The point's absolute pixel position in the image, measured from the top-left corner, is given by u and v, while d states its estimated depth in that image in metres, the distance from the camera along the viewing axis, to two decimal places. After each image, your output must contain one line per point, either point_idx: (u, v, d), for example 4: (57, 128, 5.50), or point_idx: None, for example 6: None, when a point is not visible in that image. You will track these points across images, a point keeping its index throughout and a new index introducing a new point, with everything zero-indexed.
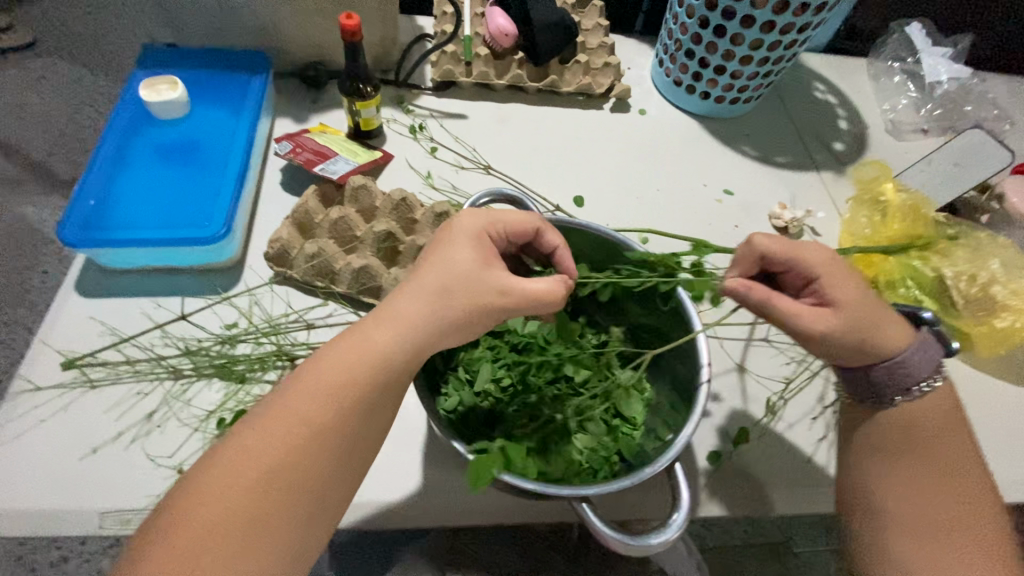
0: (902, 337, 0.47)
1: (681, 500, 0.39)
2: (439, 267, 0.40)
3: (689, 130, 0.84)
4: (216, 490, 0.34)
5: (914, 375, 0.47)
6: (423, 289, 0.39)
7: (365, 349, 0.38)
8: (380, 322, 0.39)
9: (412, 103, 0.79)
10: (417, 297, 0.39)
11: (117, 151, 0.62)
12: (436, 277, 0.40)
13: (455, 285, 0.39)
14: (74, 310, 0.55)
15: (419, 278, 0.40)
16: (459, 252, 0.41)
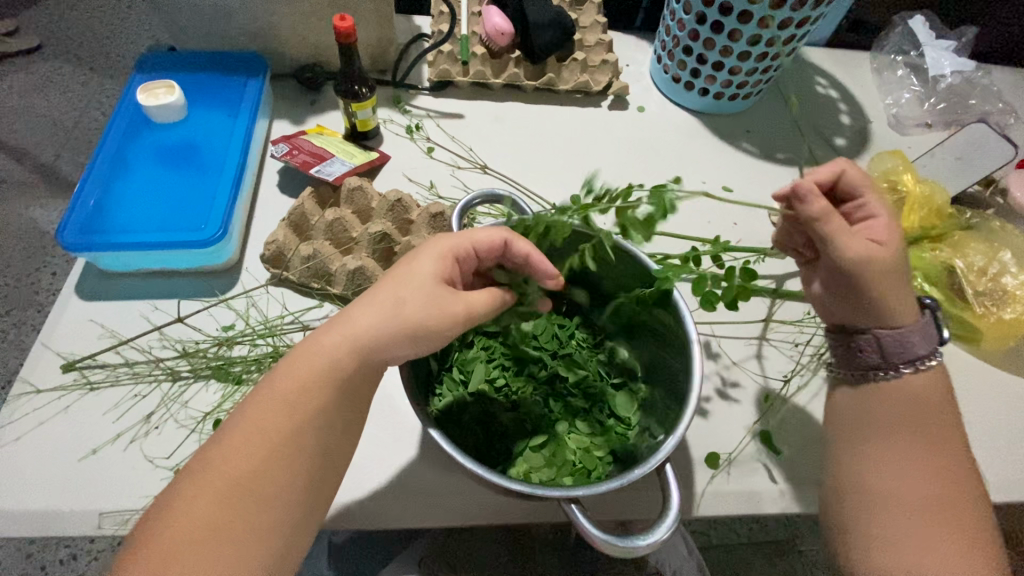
0: (910, 310, 0.46)
1: (671, 501, 0.39)
2: (399, 281, 0.40)
3: (688, 127, 0.84)
4: (194, 497, 0.35)
5: (916, 347, 0.46)
6: (380, 303, 0.39)
7: (321, 357, 0.39)
8: (334, 330, 0.39)
9: (408, 104, 0.79)
10: (376, 307, 0.39)
11: (116, 155, 0.62)
12: (393, 291, 0.40)
13: (411, 300, 0.39)
14: (75, 313, 0.56)
15: (378, 291, 0.40)
16: (419, 268, 0.41)
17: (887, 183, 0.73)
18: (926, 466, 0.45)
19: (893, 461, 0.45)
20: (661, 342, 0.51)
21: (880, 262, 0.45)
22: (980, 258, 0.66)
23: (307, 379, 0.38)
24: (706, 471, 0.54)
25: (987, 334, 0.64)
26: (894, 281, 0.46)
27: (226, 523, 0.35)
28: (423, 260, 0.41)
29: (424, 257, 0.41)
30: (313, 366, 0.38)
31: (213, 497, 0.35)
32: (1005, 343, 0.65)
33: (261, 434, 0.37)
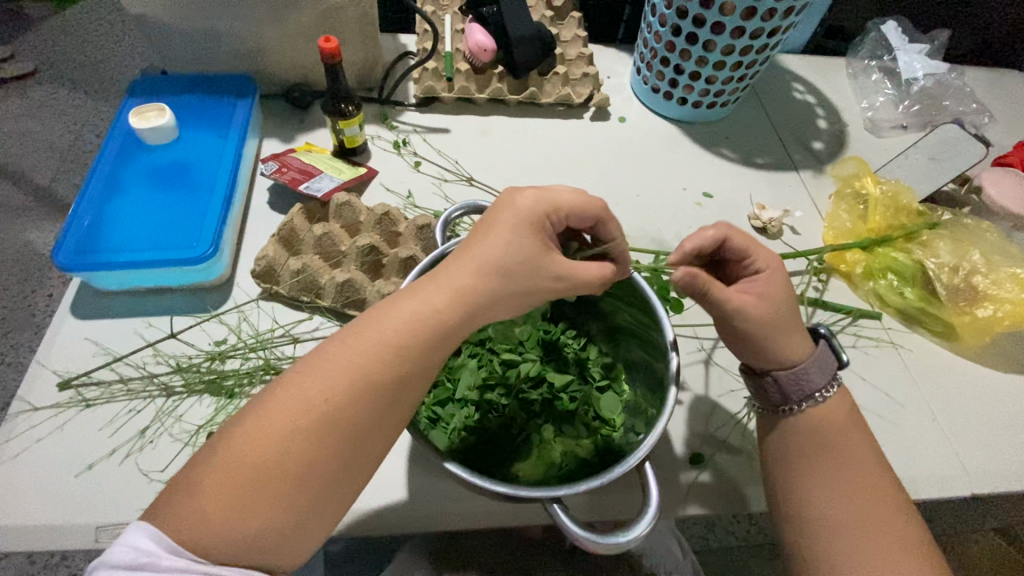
0: (800, 346, 0.48)
1: (651, 498, 0.40)
2: (504, 260, 0.41)
3: (668, 136, 0.86)
4: (249, 445, 0.36)
5: (811, 382, 0.48)
6: (483, 269, 0.41)
7: (415, 316, 0.40)
8: (437, 294, 0.40)
9: (395, 120, 0.81)
10: (480, 275, 0.41)
11: (109, 178, 0.64)
12: (497, 260, 0.41)
13: (517, 269, 0.41)
14: (70, 332, 0.57)
15: (475, 255, 0.41)
16: (517, 236, 0.41)
17: (850, 188, 0.78)
18: (857, 478, 0.46)
19: (820, 473, 0.47)
20: (644, 344, 0.52)
21: (757, 317, 0.46)
22: (950, 257, 0.68)
23: (389, 345, 0.39)
24: (689, 470, 0.55)
25: (963, 330, 0.66)
26: (782, 326, 0.47)
27: (273, 484, 0.36)
28: (506, 228, 0.42)
29: (524, 222, 0.42)
30: (397, 329, 0.39)
31: (272, 453, 0.36)
32: (982, 338, 0.66)
33: (319, 398, 0.37)
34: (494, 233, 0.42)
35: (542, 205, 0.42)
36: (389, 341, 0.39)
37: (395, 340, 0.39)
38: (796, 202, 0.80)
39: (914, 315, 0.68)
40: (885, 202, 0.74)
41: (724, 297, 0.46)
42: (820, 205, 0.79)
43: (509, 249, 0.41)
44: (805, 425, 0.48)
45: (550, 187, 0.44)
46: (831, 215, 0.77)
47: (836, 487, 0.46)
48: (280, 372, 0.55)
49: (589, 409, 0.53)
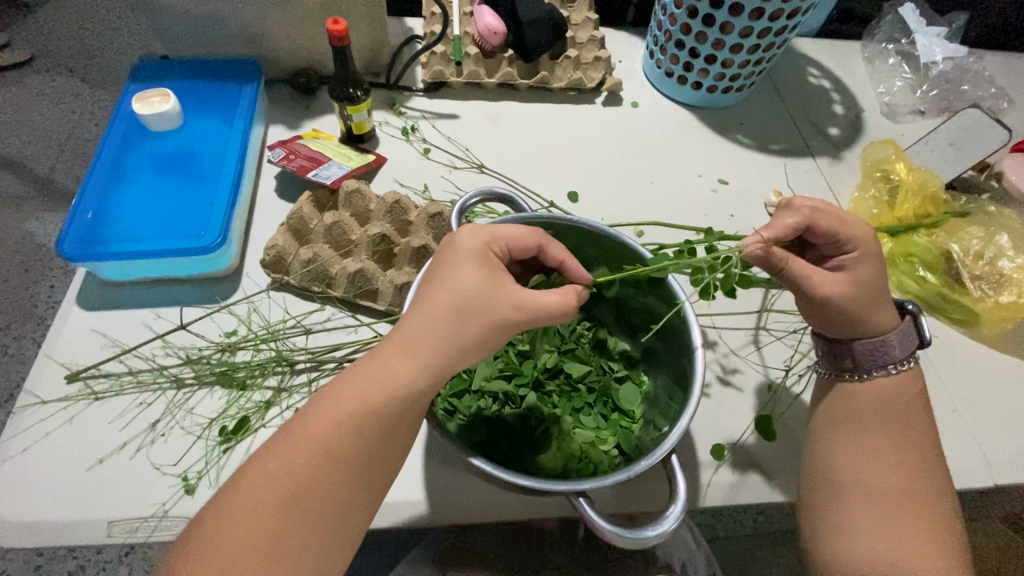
0: (888, 319, 0.48)
1: (678, 493, 0.39)
2: (456, 303, 0.38)
3: (682, 121, 0.84)
4: (244, 528, 0.36)
5: (894, 354, 0.48)
6: (435, 314, 0.38)
7: (384, 377, 0.38)
8: (399, 353, 0.38)
9: (403, 105, 0.79)
10: (433, 322, 0.38)
11: (113, 166, 0.62)
12: (447, 298, 0.38)
13: (468, 303, 0.38)
14: (77, 324, 0.56)
15: (425, 303, 0.38)
16: (464, 272, 0.39)
17: (879, 172, 0.75)
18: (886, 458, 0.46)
19: (860, 449, 0.47)
20: (663, 336, 0.51)
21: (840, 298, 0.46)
22: (976, 243, 0.67)
23: (362, 415, 0.37)
24: (707, 459, 0.54)
25: (986, 317, 0.65)
26: (872, 304, 0.47)
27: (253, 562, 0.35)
28: (454, 271, 0.39)
29: (466, 260, 0.40)
30: (361, 397, 0.38)
31: (266, 537, 0.36)
32: (1006, 325, 0.65)
33: (298, 473, 0.37)
34: (437, 277, 0.39)
35: (482, 240, 0.41)
36: (362, 410, 0.37)
37: (363, 408, 0.37)
38: (813, 189, 0.78)
39: (935, 303, 0.67)
40: (916, 187, 0.72)
41: (802, 274, 0.46)
42: (836, 194, 0.78)
43: (461, 290, 0.38)
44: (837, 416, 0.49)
45: (486, 226, 0.43)
46: (858, 198, 0.75)
47: (879, 474, 0.45)
48: (292, 364, 0.54)
49: (609, 399, 0.53)
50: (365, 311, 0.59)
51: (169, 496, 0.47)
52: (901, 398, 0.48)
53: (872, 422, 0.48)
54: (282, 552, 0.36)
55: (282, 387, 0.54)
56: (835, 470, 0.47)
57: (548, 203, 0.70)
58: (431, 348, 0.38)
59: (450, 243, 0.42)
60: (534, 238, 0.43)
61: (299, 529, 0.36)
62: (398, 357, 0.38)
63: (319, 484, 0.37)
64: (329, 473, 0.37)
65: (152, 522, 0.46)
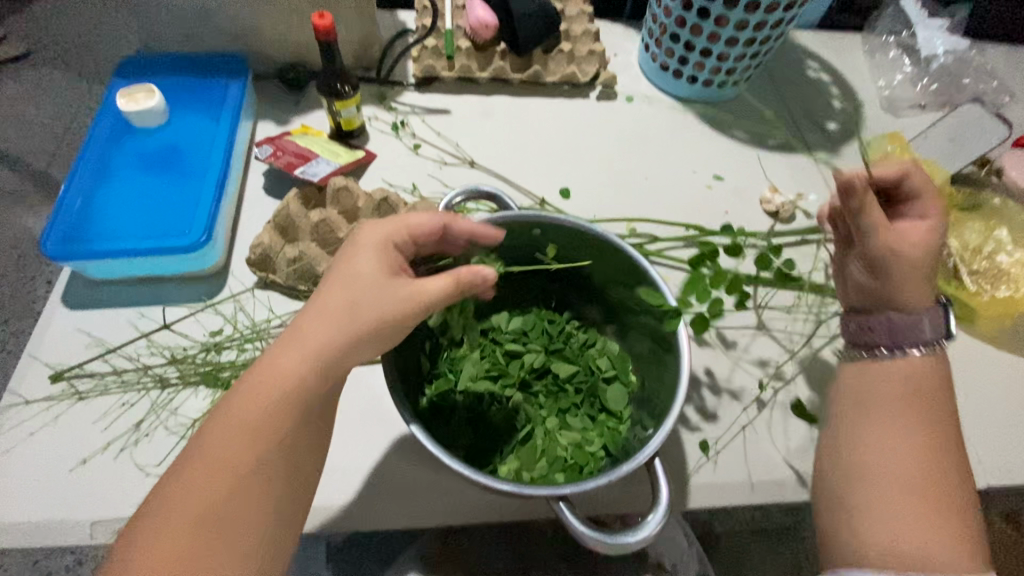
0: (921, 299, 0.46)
1: (660, 499, 0.39)
2: (349, 295, 0.40)
3: (678, 115, 0.83)
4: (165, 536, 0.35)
5: (922, 333, 0.45)
6: (328, 308, 0.39)
7: (279, 374, 0.38)
8: (288, 348, 0.39)
9: (394, 100, 0.78)
10: (324, 316, 0.39)
11: (98, 163, 0.62)
12: (343, 293, 0.40)
13: (360, 295, 0.40)
14: (62, 323, 0.56)
15: (321, 297, 0.40)
16: (360, 264, 0.41)
17: (889, 163, 0.71)
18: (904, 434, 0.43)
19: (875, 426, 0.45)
20: (652, 336, 0.50)
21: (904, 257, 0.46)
22: (975, 238, 0.66)
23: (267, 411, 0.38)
24: (695, 457, 0.54)
25: (982, 312, 0.64)
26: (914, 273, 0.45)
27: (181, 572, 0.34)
28: (356, 263, 0.41)
29: (359, 253, 0.41)
30: (263, 397, 0.38)
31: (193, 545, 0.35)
32: (1003, 323, 0.64)
33: (213, 481, 0.36)
34: (337, 272, 0.41)
35: (381, 235, 0.43)
36: (270, 407, 0.38)
37: (270, 404, 0.38)
38: None
39: None
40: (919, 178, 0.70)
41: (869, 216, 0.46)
42: None
43: (355, 285, 0.40)
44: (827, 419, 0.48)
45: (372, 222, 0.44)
46: None
47: (894, 452, 0.43)
48: None
49: (596, 400, 0.52)
50: None
51: None
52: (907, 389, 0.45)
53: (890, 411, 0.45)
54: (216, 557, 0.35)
55: None
56: (857, 459, 0.44)
57: (540, 200, 0.69)
58: (322, 341, 0.39)
59: (357, 236, 0.43)
60: (437, 227, 0.45)
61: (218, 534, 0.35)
62: (290, 348, 0.39)
63: (240, 486, 0.37)
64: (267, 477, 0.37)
65: None
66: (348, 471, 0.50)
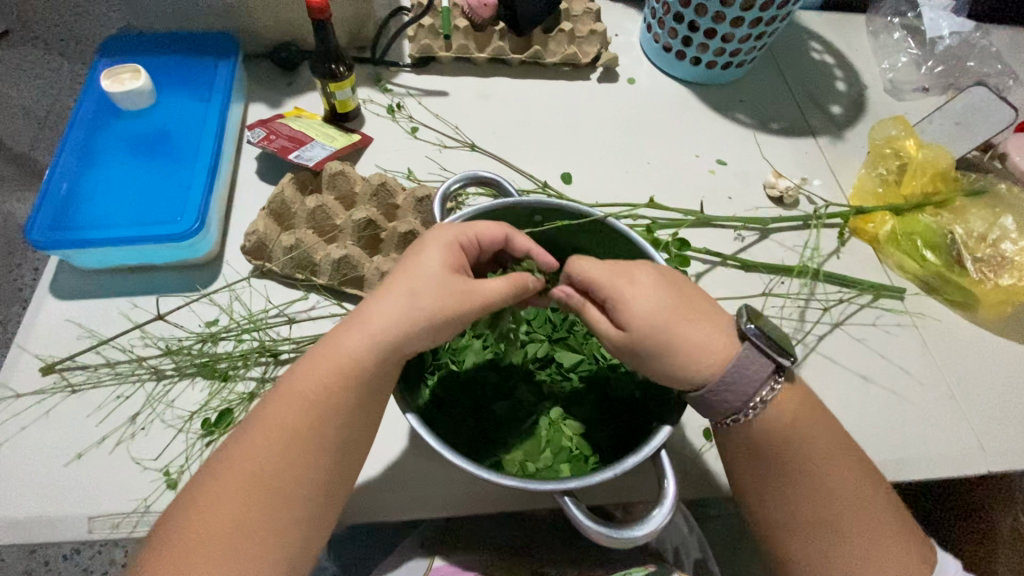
0: (726, 348, 0.41)
1: (669, 490, 0.38)
2: (412, 289, 0.40)
3: (680, 98, 0.81)
4: (217, 496, 0.38)
5: (748, 391, 0.41)
6: (392, 297, 0.40)
7: (339, 355, 0.39)
8: (351, 329, 0.40)
9: (389, 82, 0.76)
10: (389, 300, 0.40)
11: (84, 147, 0.59)
12: (405, 284, 0.40)
13: (424, 286, 0.39)
14: (52, 313, 0.54)
15: (388, 286, 0.40)
16: (427, 258, 0.41)
17: (890, 150, 0.73)
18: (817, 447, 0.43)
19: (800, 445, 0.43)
20: None
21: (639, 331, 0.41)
22: (980, 226, 0.67)
23: (312, 396, 0.39)
24: (699, 445, 0.54)
25: (985, 300, 0.64)
26: (678, 328, 0.41)
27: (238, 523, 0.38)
28: (426, 259, 0.41)
29: (432, 247, 0.41)
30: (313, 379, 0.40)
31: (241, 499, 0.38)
32: (1003, 310, 0.64)
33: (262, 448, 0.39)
34: (409, 263, 0.41)
35: (453, 233, 0.42)
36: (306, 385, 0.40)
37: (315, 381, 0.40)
38: (813, 170, 0.76)
39: (934, 284, 0.66)
40: (926, 164, 0.70)
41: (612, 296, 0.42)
42: (837, 175, 0.76)
43: (419, 280, 0.40)
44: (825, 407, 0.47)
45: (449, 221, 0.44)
46: (863, 176, 0.74)
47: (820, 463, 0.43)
48: (276, 355, 0.52)
49: (601, 389, 0.52)
50: (352, 298, 0.57)
51: (151, 491, 0.45)
52: (806, 400, 0.44)
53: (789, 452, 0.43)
54: (257, 520, 0.38)
55: (266, 377, 0.52)
56: (788, 472, 0.44)
57: (541, 185, 0.68)
58: (382, 325, 0.39)
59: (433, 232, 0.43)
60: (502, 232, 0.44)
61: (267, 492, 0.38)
62: (352, 331, 0.40)
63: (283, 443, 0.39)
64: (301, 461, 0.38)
65: (134, 517, 0.45)
66: None
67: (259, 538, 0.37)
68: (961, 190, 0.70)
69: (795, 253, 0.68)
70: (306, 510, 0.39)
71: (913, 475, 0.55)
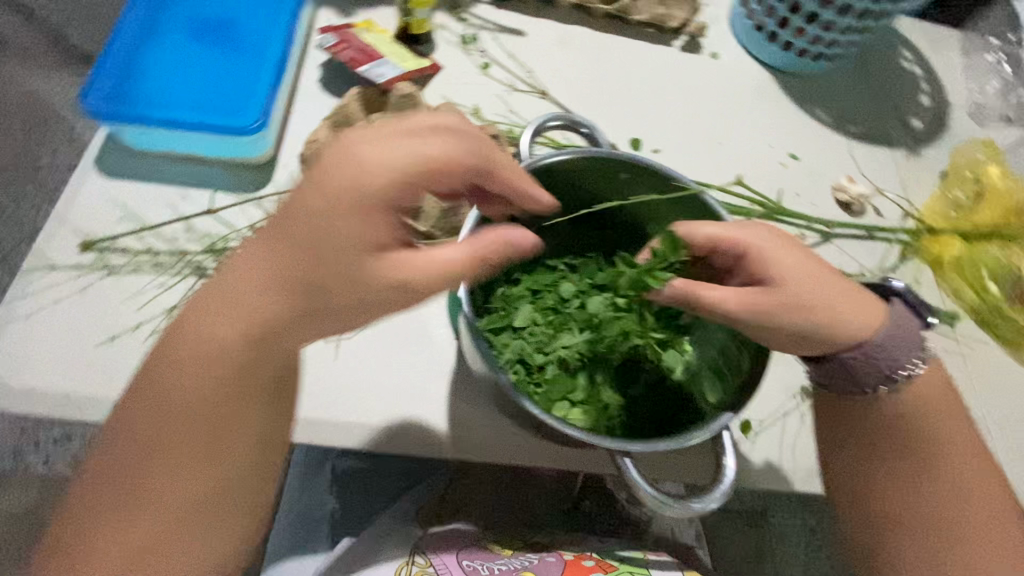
0: (868, 318, 0.42)
1: (727, 468, 0.38)
2: (273, 263, 0.34)
3: (761, 83, 0.77)
4: None
5: (887, 363, 0.44)
6: (264, 242, 0.34)
7: (348, 297, 0.34)
8: (290, 294, 0.34)
9: (466, 10, 0.71)
10: (266, 250, 0.34)
11: (145, 20, 0.55)
12: (307, 239, 0.33)
13: (299, 244, 0.33)
14: (92, 191, 0.51)
15: (255, 251, 0.34)
16: (353, 226, 0.33)
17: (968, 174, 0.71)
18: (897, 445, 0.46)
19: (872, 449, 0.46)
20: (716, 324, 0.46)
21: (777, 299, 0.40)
22: None
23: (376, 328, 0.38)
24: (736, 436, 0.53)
25: None
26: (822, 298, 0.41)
27: None
28: (351, 222, 0.32)
29: (323, 190, 0.32)
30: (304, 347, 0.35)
31: None
32: None
33: None
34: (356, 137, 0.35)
35: (361, 169, 0.33)
36: None
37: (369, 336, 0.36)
38: (884, 180, 0.73)
39: (988, 316, 0.64)
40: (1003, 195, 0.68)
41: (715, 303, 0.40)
42: (907, 191, 0.73)
43: (305, 247, 0.33)
44: (868, 411, 0.46)
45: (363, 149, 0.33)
46: (937, 196, 0.71)
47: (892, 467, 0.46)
48: None
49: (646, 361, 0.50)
50: None
51: None
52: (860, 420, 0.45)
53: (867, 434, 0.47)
54: None
55: None
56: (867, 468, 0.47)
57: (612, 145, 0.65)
58: (396, 284, 0.34)
59: (409, 128, 0.35)
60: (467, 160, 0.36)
61: None
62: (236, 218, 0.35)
63: None
64: None
65: None
66: (390, 393, 0.48)
67: None
68: None
69: (855, 262, 0.66)
70: None
71: None
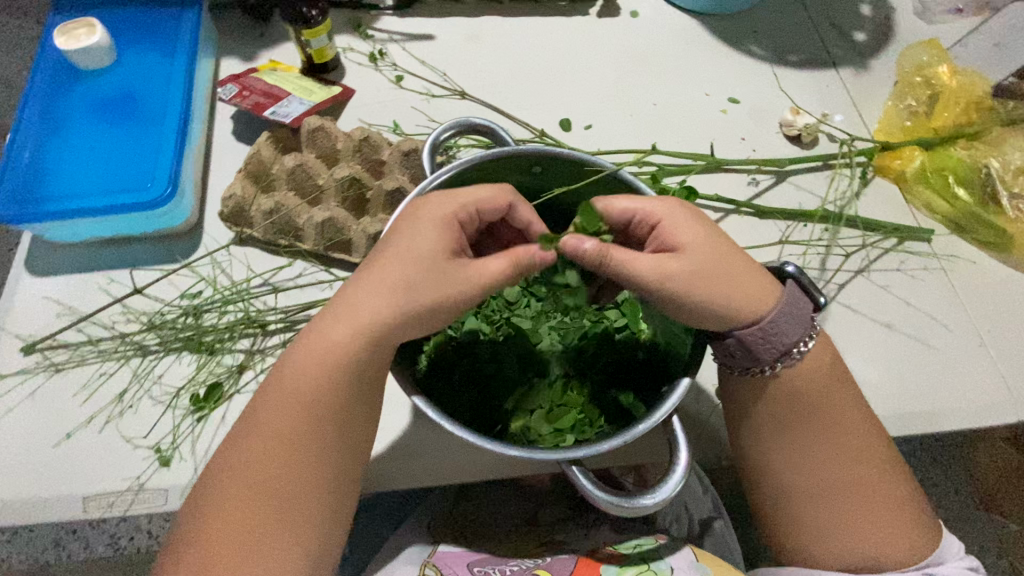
0: (768, 296, 0.40)
1: (680, 458, 0.37)
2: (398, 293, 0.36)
3: (686, 32, 0.74)
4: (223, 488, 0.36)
5: (783, 339, 0.41)
6: (381, 283, 0.36)
7: (323, 344, 0.37)
8: (338, 322, 0.37)
9: (370, 27, 0.69)
10: (377, 291, 0.36)
11: (45, 114, 0.55)
12: (399, 270, 0.36)
13: (415, 270, 0.36)
14: (27, 292, 0.51)
15: (382, 268, 0.37)
16: (422, 239, 0.37)
17: (920, 78, 0.68)
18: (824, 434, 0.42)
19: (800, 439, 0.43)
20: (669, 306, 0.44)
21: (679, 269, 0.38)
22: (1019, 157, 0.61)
23: (303, 382, 0.37)
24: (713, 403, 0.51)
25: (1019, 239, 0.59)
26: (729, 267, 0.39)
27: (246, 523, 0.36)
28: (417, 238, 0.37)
29: (431, 231, 0.37)
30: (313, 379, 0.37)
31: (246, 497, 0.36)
32: None
33: (260, 437, 0.37)
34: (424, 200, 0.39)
35: (454, 205, 0.38)
36: (311, 375, 0.37)
37: (308, 392, 0.37)
38: (832, 104, 0.70)
39: (964, 223, 0.61)
40: (960, 92, 0.65)
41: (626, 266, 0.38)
42: (860, 110, 0.69)
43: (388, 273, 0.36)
44: (834, 351, 0.44)
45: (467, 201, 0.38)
46: (890, 110, 0.68)
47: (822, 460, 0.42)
48: (263, 325, 0.50)
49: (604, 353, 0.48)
50: (340, 264, 0.54)
51: (143, 470, 0.44)
52: (825, 366, 0.42)
53: (780, 419, 0.43)
54: (262, 518, 0.36)
55: (254, 349, 0.50)
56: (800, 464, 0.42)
57: (539, 132, 0.63)
58: (371, 319, 0.37)
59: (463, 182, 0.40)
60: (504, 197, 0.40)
61: (267, 487, 0.37)
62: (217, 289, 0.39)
63: (281, 437, 0.37)
64: (298, 445, 0.37)
65: (128, 496, 0.44)
66: None
67: (262, 525, 0.36)
68: (996, 120, 0.64)
69: (814, 196, 0.64)
70: (303, 490, 0.37)
71: (942, 426, 0.52)
